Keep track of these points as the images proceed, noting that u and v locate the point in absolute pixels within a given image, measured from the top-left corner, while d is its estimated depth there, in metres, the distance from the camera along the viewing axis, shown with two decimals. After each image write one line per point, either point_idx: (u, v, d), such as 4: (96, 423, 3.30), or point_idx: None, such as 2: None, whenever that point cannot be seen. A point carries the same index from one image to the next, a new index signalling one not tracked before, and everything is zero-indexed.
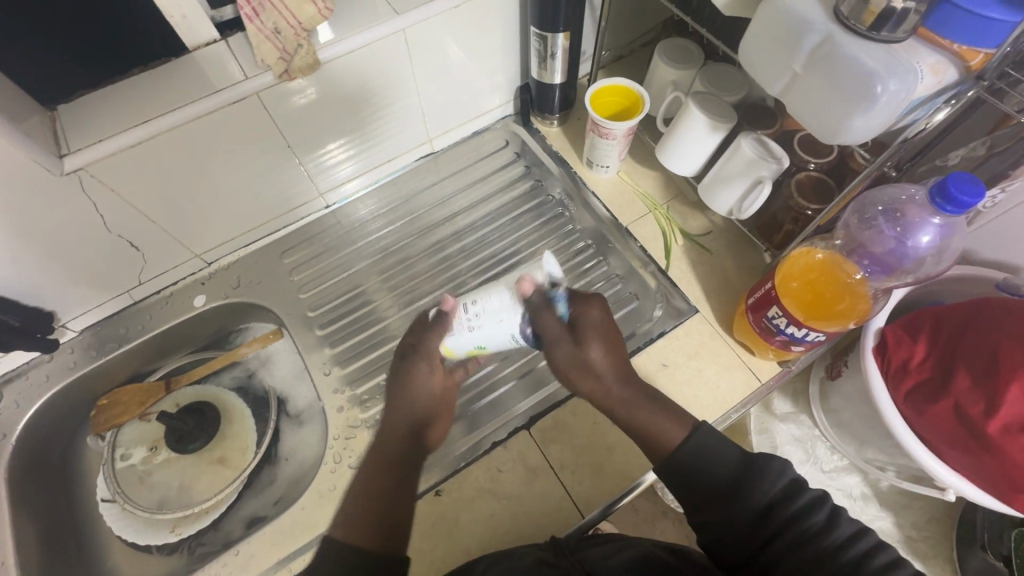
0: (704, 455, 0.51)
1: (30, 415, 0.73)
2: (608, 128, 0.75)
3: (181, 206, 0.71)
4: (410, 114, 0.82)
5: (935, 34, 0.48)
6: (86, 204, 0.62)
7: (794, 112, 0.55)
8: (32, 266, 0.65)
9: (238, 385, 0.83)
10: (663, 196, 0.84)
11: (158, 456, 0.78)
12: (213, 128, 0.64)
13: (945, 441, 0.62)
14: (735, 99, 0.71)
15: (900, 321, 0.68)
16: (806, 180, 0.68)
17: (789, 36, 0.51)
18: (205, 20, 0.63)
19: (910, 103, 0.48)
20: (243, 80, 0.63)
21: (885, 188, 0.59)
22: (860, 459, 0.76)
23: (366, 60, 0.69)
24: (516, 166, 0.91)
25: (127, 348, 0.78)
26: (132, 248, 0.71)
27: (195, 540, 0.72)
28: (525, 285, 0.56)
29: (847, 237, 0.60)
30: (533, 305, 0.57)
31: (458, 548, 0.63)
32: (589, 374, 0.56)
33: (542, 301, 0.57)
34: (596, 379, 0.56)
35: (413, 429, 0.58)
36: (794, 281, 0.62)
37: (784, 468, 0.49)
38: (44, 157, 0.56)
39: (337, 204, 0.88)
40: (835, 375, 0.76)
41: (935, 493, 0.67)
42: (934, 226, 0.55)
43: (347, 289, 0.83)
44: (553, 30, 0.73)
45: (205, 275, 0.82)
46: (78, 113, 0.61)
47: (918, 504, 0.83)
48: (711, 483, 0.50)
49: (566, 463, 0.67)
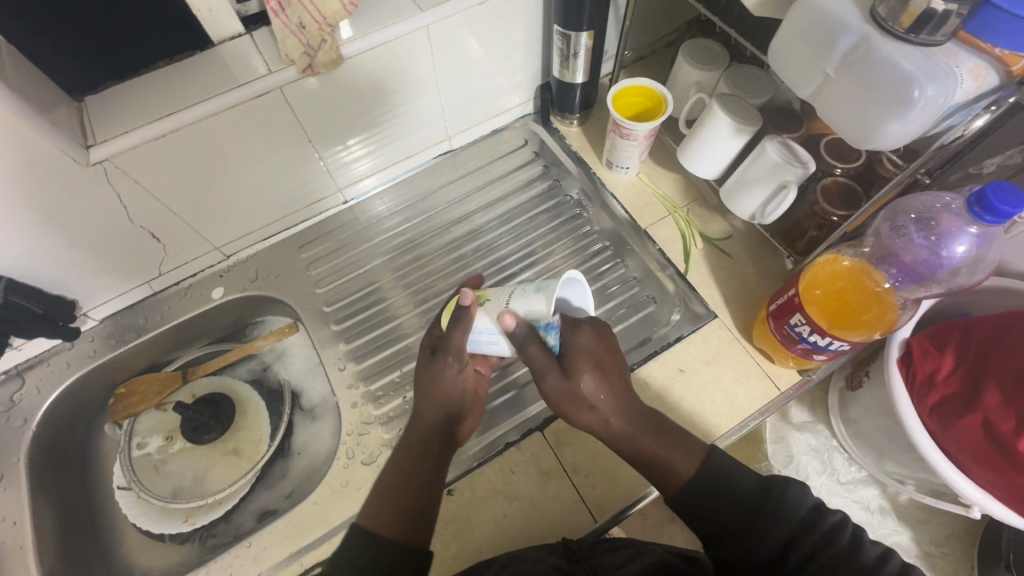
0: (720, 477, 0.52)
1: (50, 402, 0.74)
2: (628, 129, 0.74)
3: (201, 198, 0.71)
4: (429, 111, 0.81)
5: (975, 37, 0.47)
6: (109, 194, 0.63)
7: (825, 117, 0.53)
8: (56, 255, 0.65)
9: (253, 378, 0.83)
10: (683, 199, 0.83)
11: (173, 445, 0.78)
12: (235, 123, 0.64)
13: (971, 456, 0.60)
14: (761, 102, 0.70)
15: (926, 333, 0.66)
16: (832, 185, 0.66)
17: (822, 38, 0.50)
18: (231, 14, 0.64)
19: (947, 108, 0.46)
20: (266, 75, 0.63)
21: (918, 196, 0.57)
22: (879, 472, 0.74)
23: (387, 57, 0.68)
24: (534, 165, 0.91)
25: (145, 338, 0.78)
26: (153, 239, 0.72)
27: (207, 530, 0.73)
28: (506, 319, 0.51)
29: (875, 245, 0.59)
30: (519, 338, 0.52)
31: (468, 548, 0.62)
32: (583, 412, 0.54)
33: (527, 334, 0.52)
34: (592, 417, 0.55)
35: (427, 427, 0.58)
36: (818, 288, 0.60)
37: (803, 493, 0.49)
38: (71, 148, 0.57)
39: (355, 200, 0.88)
40: (856, 385, 0.74)
41: (958, 509, 0.65)
42: (970, 236, 0.53)
43: (363, 285, 0.83)
44: (576, 29, 0.72)
45: (223, 267, 0.82)
46: (104, 104, 0.62)
47: (937, 520, 0.81)
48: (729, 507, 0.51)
49: (579, 467, 0.66)
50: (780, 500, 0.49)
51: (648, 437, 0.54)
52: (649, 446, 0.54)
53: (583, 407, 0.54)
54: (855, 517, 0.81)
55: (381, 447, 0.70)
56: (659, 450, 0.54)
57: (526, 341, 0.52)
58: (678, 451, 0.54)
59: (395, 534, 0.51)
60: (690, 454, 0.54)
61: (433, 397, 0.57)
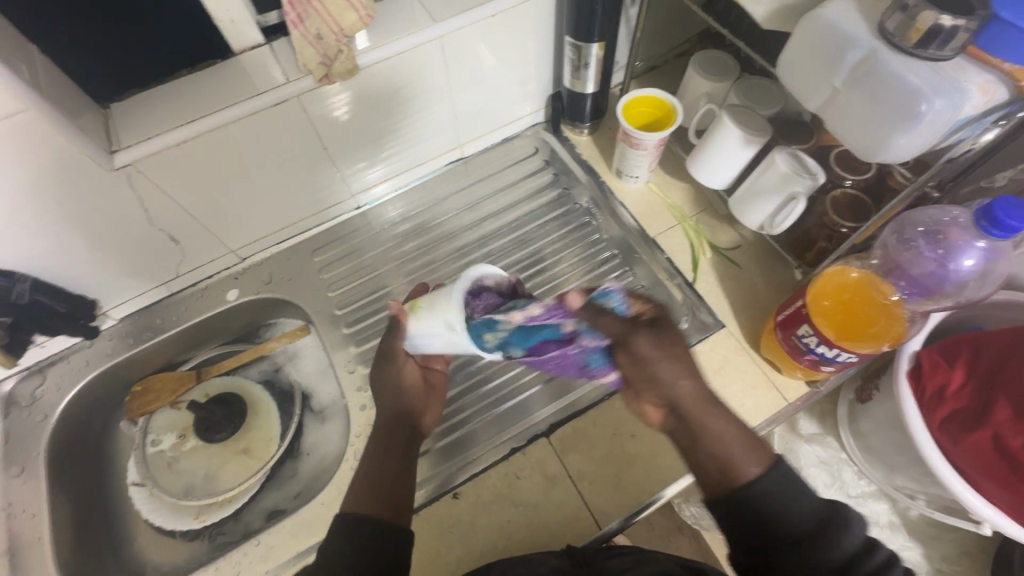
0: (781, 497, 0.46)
1: (69, 398, 0.76)
2: (638, 138, 0.75)
3: (219, 203, 0.73)
4: (442, 119, 0.83)
5: (985, 52, 0.47)
6: (131, 197, 0.65)
7: (833, 130, 0.54)
8: (79, 255, 0.68)
9: (265, 379, 0.85)
10: (692, 208, 0.83)
11: (186, 443, 0.80)
12: (253, 130, 0.66)
13: (981, 471, 0.59)
14: (770, 113, 0.70)
15: (936, 346, 0.65)
16: (841, 197, 0.66)
17: (830, 52, 0.50)
18: (252, 25, 0.66)
19: (956, 122, 0.47)
20: (284, 83, 0.65)
21: (925, 209, 0.58)
22: (889, 486, 0.73)
23: (402, 66, 0.70)
24: (545, 173, 0.92)
25: (161, 337, 0.80)
26: (172, 242, 0.74)
27: (217, 528, 0.74)
28: (573, 297, 0.52)
29: (884, 257, 0.59)
30: (588, 310, 0.51)
31: (472, 552, 0.63)
32: (673, 365, 0.49)
33: (592, 303, 0.51)
34: (681, 370, 0.49)
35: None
36: (827, 299, 0.60)
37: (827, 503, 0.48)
38: (97, 153, 0.59)
39: (368, 206, 0.89)
40: (866, 398, 0.73)
41: (968, 525, 0.65)
42: (978, 249, 0.54)
43: (373, 289, 0.85)
44: (587, 40, 0.73)
45: (239, 270, 0.84)
46: (129, 111, 0.64)
47: (949, 537, 0.80)
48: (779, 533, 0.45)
49: (584, 474, 0.66)
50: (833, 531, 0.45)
51: (725, 427, 0.49)
52: (720, 432, 0.49)
53: (673, 359, 0.49)
54: None
55: None
56: (729, 442, 0.49)
57: (593, 310, 0.51)
58: (750, 449, 0.48)
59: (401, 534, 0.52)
60: (760, 451, 0.49)
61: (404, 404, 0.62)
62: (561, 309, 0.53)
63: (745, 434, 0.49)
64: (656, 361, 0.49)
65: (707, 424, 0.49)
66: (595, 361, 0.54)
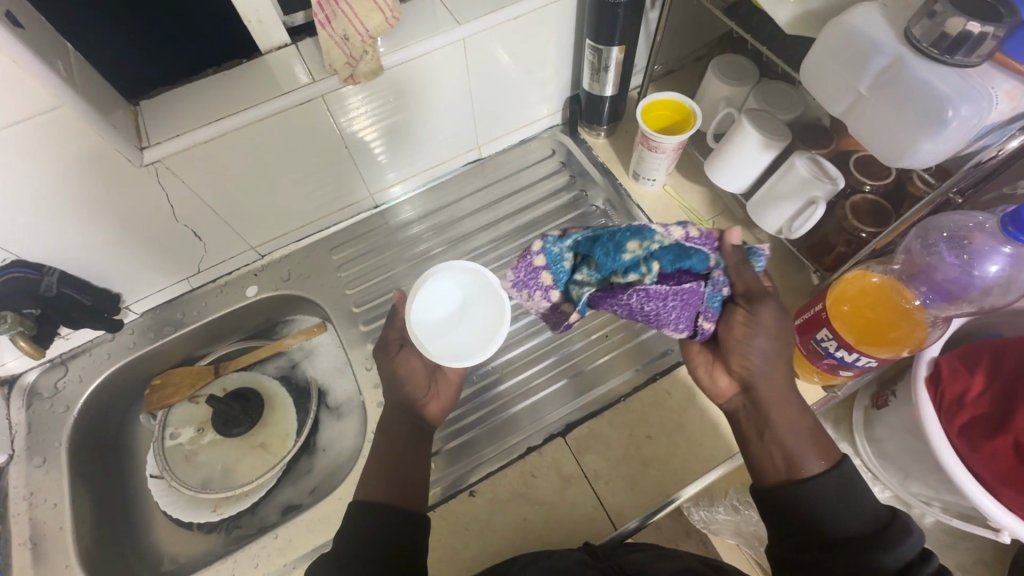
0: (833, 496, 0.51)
1: (90, 390, 0.77)
2: (657, 142, 0.75)
3: (241, 199, 0.74)
4: (461, 120, 0.83)
5: (1011, 59, 0.46)
6: (158, 193, 0.66)
7: (857, 134, 0.54)
8: (105, 249, 0.69)
9: (281, 375, 0.86)
10: (709, 212, 0.84)
11: (204, 437, 0.81)
12: (278, 129, 0.67)
13: (1000, 480, 0.59)
14: (790, 118, 0.71)
15: (956, 352, 0.66)
16: (862, 203, 0.66)
17: (855, 57, 0.51)
18: (278, 26, 0.67)
19: (982, 128, 0.47)
20: (310, 83, 0.66)
21: (950, 215, 0.58)
22: (905, 493, 0.73)
23: (424, 67, 0.71)
24: (562, 175, 0.92)
25: (182, 332, 0.81)
26: (195, 238, 0.75)
27: (233, 521, 0.75)
28: (735, 235, 0.59)
29: (906, 262, 0.60)
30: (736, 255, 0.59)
31: (488, 550, 0.63)
32: (775, 348, 0.57)
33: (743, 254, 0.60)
34: (778, 356, 0.57)
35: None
36: (846, 304, 0.60)
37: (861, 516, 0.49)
38: (127, 148, 0.60)
39: (386, 205, 0.90)
40: (883, 404, 0.73)
41: (988, 533, 0.64)
42: (1004, 255, 0.53)
43: (391, 288, 0.85)
44: (608, 43, 0.74)
45: (258, 266, 0.85)
46: (158, 108, 0.65)
47: (965, 545, 0.79)
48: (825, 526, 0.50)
49: (600, 474, 0.67)
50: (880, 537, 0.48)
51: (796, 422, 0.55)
52: (792, 421, 0.55)
53: (776, 344, 0.57)
54: None
55: None
56: (797, 436, 0.55)
57: (742, 262, 0.59)
58: (815, 447, 0.54)
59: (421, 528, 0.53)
60: (826, 451, 0.54)
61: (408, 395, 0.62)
62: (722, 241, 0.60)
63: (815, 436, 0.55)
64: (761, 335, 0.56)
65: (779, 412, 0.56)
66: (712, 304, 0.58)
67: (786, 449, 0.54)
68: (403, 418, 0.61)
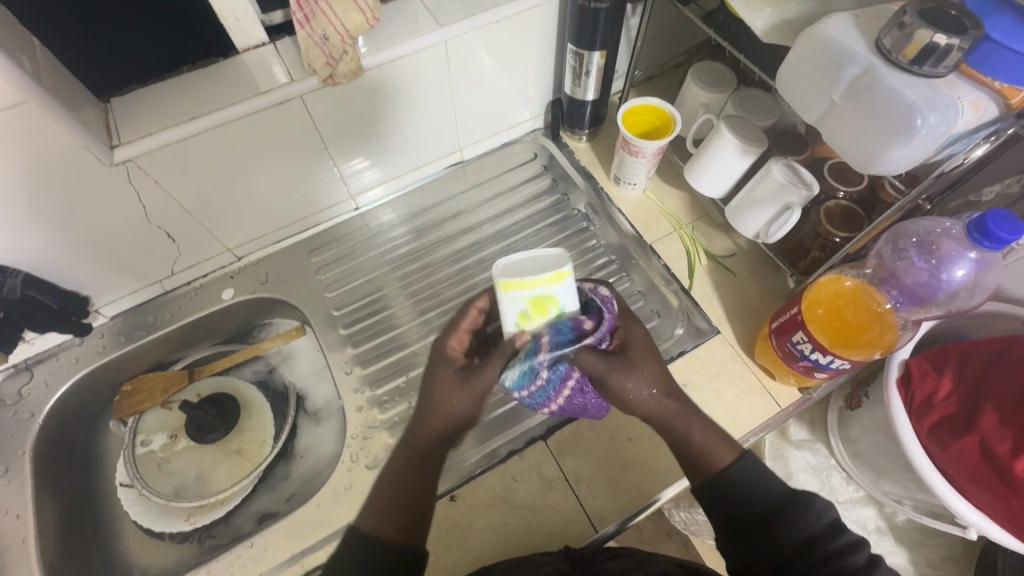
0: (749, 481, 0.53)
1: (57, 396, 0.75)
2: (638, 146, 0.76)
3: (216, 200, 0.72)
4: (443, 123, 0.83)
5: (976, 71, 0.49)
6: (130, 193, 0.64)
7: (831, 141, 0.55)
8: (73, 250, 0.67)
9: (258, 379, 0.84)
10: (688, 216, 0.85)
11: (177, 444, 0.79)
12: (255, 129, 0.66)
13: (967, 477, 0.61)
14: (766, 125, 0.72)
15: (926, 354, 0.67)
16: (835, 208, 0.68)
17: (829, 65, 0.52)
18: (255, 24, 0.66)
19: (949, 136, 0.48)
20: (288, 83, 0.65)
21: (919, 221, 0.59)
22: (877, 492, 0.75)
23: (404, 69, 0.70)
24: (543, 179, 0.92)
25: (154, 336, 0.79)
26: (168, 239, 0.73)
27: (206, 531, 0.73)
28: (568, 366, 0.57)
29: (877, 266, 0.61)
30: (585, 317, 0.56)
31: (468, 556, 0.63)
32: (639, 380, 0.54)
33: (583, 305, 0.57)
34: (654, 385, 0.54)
35: (449, 442, 0.57)
36: (820, 307, 0.61)
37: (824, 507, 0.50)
38: (96, 147, 0.58)
39: (365, 208, 0.89)
40: (855, 405, 0.75)
41: (956, 530, 0.67)
42: (970, 260, 0.55)
43: (372, 290, 0.84)
44: (589, 48, 0.74)
45: (235, 268, 0.84)
46: (129, 106, 0.63)
47: (935, 542, 0.81)
48: (751, 504, 0.52)
49: (581, 477, 0.67)
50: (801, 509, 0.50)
51: (696, 422, 0.55)
52: (695, 434, 0.55)
53: (641, 375, 0.54)
54: None
55: (385, 452, 0.71)
56: (707, 438, 0.55)
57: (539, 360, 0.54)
58: (724, 443, 0.55)
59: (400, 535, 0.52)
60: (728, 446, 0.55)
61: (448, 413, 0.55)
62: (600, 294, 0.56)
63: (712, 430, 0.55)
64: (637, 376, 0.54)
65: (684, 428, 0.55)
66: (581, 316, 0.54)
67: (694, 449, 0.55)
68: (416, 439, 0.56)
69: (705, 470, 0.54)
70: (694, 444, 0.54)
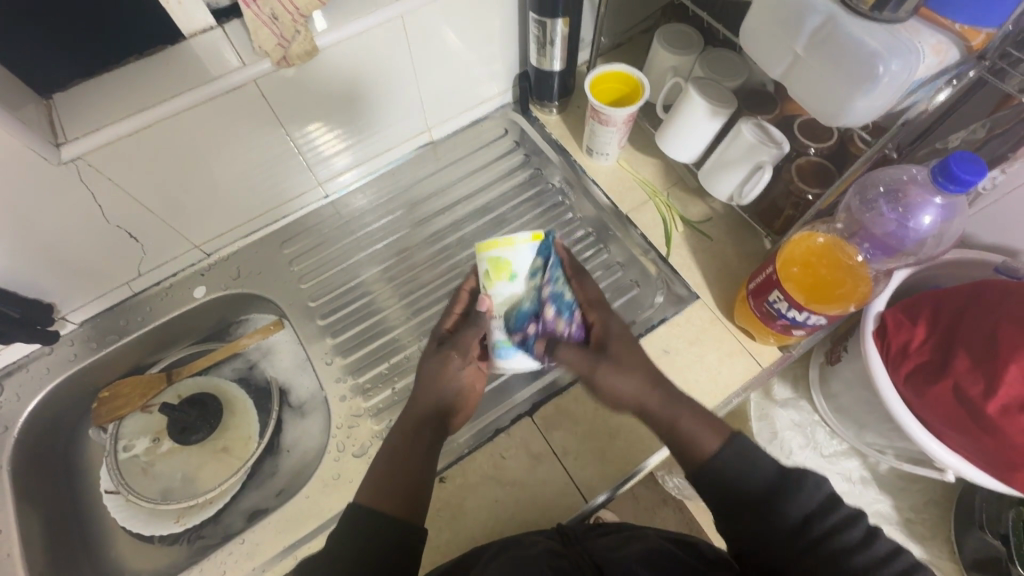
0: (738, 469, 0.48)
1: (30, 408, 0.73)
2: (608, 115, 0.74)
3: (178, 195, 0.70)
4: (408, 101, 0.81)
5: (937, 14, 0.48)
6: (84, 192, 0.62)
7: (796, 95, 0.55)
8: (28, 256, 0.64)
9: (240, 377, 0.83)
10: (663, 183, 0.84)
11: (161, 447, 0.78)
12: (209, 117, 0.63)
13: (945, 422, 0.62)
14: (735, 85, 0.71)
15: (899, 305, 0.68)
16: (806, 165, 0.68)
17: (790, 16, 0.51)
18: (200, 7, 0.63)
19: (911, 83, 0.48)
20: (240, 67, 0.62)
21: (885, 170, 0.59)
22: (859, 443, 0.77)
23: (362, 48, 0.68)
24: (516, 155, 0.91)
25: (126, 340, 0.77)
26: (131, 239, 0.71)
27: (195, 531, 0.73)
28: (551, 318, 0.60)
29: (848, 220, 0.61)
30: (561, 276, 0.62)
31: (460, 535, 0.63)
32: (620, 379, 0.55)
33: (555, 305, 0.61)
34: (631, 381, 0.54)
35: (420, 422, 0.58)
36: (795, 265, 0.62)
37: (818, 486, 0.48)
38: (41, 146, 0.55)
39: (336, 194, 0.87)
40: (836, 359, 0.76)
41: (936, 474, 0.68)
42: (935, 206, 0.55)
43: (348, 279, 0.83)
44: (552, 16, 0.72)
45: (205, 266, 0.82)
46: (73, 102, 0.60)
47: (917, 487, 0.84)
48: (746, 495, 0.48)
49: (569, 449, 0.67)
50: (797, 492, 0.46)
51: (681, 408, 0.53)
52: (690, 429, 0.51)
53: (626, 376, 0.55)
54: (837, 487, 0.83)
55: (372, 439, 0.71)
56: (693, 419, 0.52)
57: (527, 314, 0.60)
58: (708, 426, 0.51)
59: (405, 512, 0.51)
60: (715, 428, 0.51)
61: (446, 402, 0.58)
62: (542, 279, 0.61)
63: (695, 416, 0.52)
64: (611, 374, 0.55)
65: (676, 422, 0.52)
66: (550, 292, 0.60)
67: (680, 438, 0.52)
68: (427, 423, 0.58)
69: (696, 461, 0.50)
70: (681, 430, 0.52)
